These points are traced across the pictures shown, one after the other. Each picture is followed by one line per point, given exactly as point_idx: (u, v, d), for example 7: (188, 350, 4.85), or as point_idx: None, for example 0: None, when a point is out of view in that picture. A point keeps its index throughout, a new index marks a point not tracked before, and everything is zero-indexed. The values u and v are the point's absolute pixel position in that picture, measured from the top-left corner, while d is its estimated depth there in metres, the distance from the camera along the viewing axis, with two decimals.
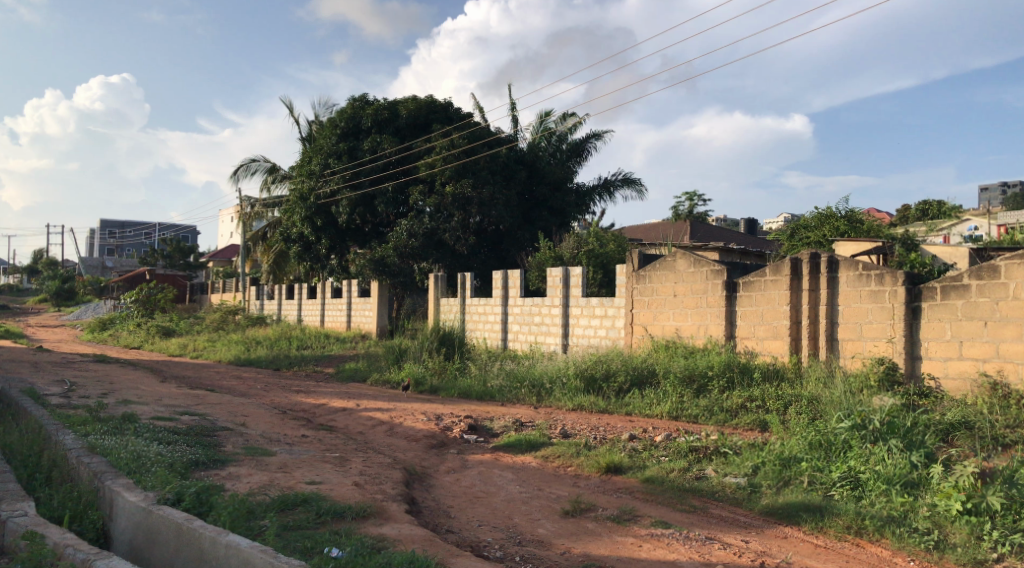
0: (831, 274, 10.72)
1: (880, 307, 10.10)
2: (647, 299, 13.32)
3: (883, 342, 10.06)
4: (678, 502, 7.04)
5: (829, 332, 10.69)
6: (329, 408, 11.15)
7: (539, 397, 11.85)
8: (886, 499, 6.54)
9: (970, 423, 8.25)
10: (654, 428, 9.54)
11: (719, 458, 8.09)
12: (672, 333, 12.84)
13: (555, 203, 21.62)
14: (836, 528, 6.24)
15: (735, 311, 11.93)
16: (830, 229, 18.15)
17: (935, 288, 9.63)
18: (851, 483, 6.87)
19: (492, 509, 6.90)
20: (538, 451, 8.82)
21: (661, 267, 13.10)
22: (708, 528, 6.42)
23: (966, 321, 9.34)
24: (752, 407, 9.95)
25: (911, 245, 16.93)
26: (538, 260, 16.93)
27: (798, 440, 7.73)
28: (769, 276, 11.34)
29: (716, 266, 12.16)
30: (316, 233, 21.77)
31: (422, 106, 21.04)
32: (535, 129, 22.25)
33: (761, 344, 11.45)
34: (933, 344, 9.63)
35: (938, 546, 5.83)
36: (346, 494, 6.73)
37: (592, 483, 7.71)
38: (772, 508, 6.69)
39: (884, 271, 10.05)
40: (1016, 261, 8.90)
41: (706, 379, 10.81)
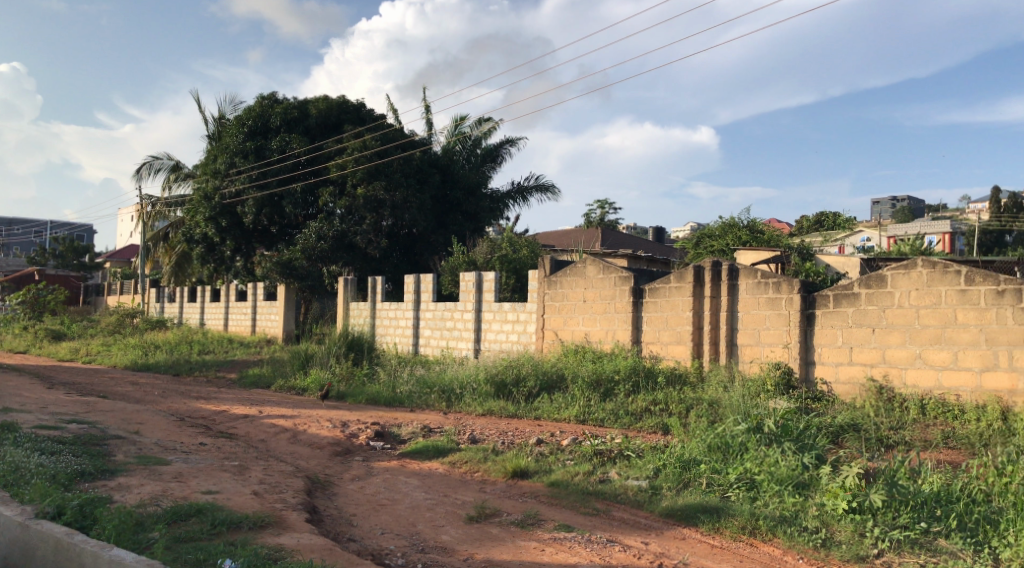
0: (732, 281, 11.09)
1: (777, 314, 10.50)
2: (558, 304, 13.45)
3: (780, 348, 10.46)
4: (581, 506, 7.13)
5: (729, 338, 11.06)
6: (229, 415, 10.80)
7: (448, 402, 11.78)
8: (778, 500, 6.77)
9: (858, 425, 8.68)
10: (561, 432, 9.61)
11: (622, 461, 8.24)
12: (581, 338, 13.01)
13: (469, 208, 21.46)
14: (732, 528, 6.43)
15: (642, 317, 12.18)
16: (733, 238, 18.85)
17: (827, 296, 10.07)
18: (747, 485, 7.09)
19: (396, 517, 6.82)
20: (445, 456, 8.78)
21: (571, 273, 13.26)
22: (609, 530, 6.53)
23: (856, 327, 9.79)
24: (655, 410, 10.19)
25: (807, 254, 17.70)
26: (451, 264, 16.84)
27: (697, 443, 7.97)
28: (673, 283, 11.65)
29: (623, 273, 12.40)
30: (220, 234, 21.08)
31: (333, 106, 20.77)
32: (449, 133, 22.17)
33: (666, 349, 11.75)
34: (825, 350, 10.07)
35: (825, 543, 6.07)
36: (243, 503, 6.53)
37: (498, 488, 7.72)
38: (672, 510, 6.85)
39: (781, 279, 10.46)
40: (901, 271, 9.42)
41: (612, 383, 11.03)
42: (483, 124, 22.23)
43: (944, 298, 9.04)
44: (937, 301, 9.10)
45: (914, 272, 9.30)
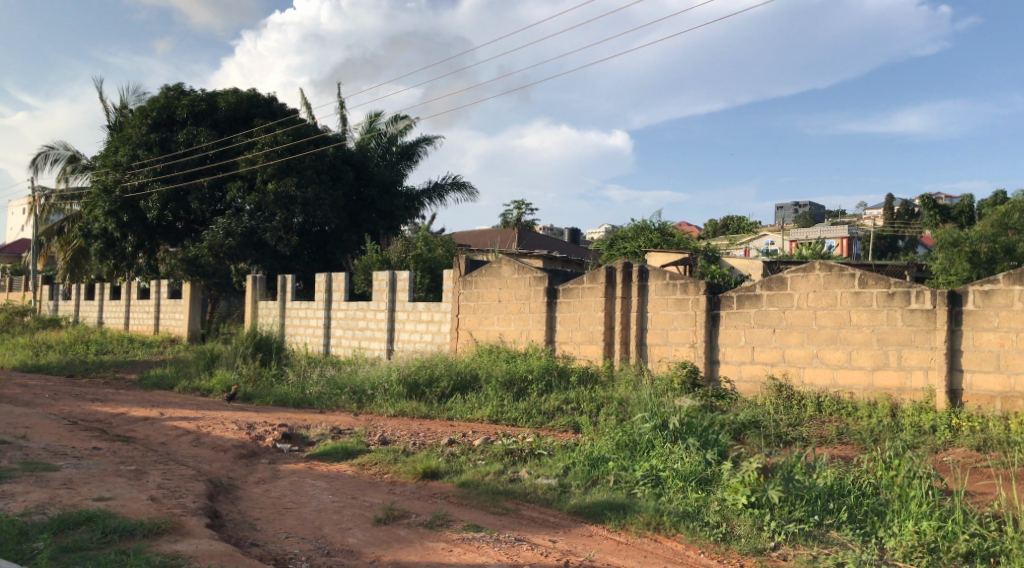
0: (642, 282, 11.32)
1: (684, 315, 10.78)
2: (473, 304, 13.43)
3: (686, 347, 10.75)
4: (491, 505, 7.15)
5: (639, 338, 11.29)
6: (127, 418, 10.36)
7: (360, 403, 11.60)
8: (682, 495, 6.95)
9: (759, 422, 8.98)
10: (473, 432, 9.61)
11: (532, 460, 8.29)
12: (496, 338, 13.03)
13: (383, 206, 21.18)
14: (637, 524, 6.55)
15: (555, 317, 12.29)
16: (645, 241, 19.25)
17: (731, 297, 10.41)
18: (652, 481, 7.25)
19: (302, 520, 6.67)
20: (354, 458, 8.66)
21: (486, 272, 13.27)
22: (518, 529, 6.56)
23: (758, 327, 10.15)
24: (567, 408, 10.30)
25: (714, 257, 18.25)
26: (364, 263, 16.57)
27: (606, 440, 8.10)
28: (586, 283, 11.81)
29: (537, 273, 12.48)
30: (121, 229, 20.00)
31: (243, 100, 20.05)
32: (364, 130, 21.87)
33: (578, 348, 11.90)
34: (729, 349, 10.39)
35: (725, 538, 6.24)
36: (139, 510, 6.26)
37: (408, 489, 7.65)
38: (580, 507, 6.93)
39: (688, 281, 10.74)
40: (800, 274, 9.80)
41: (525, 382, 11.10)
42: (399, 123, 22.04)
43: (839, 300, 9.45)
44: (832, 303, 9.51)
45: (812, 275, 9.68)
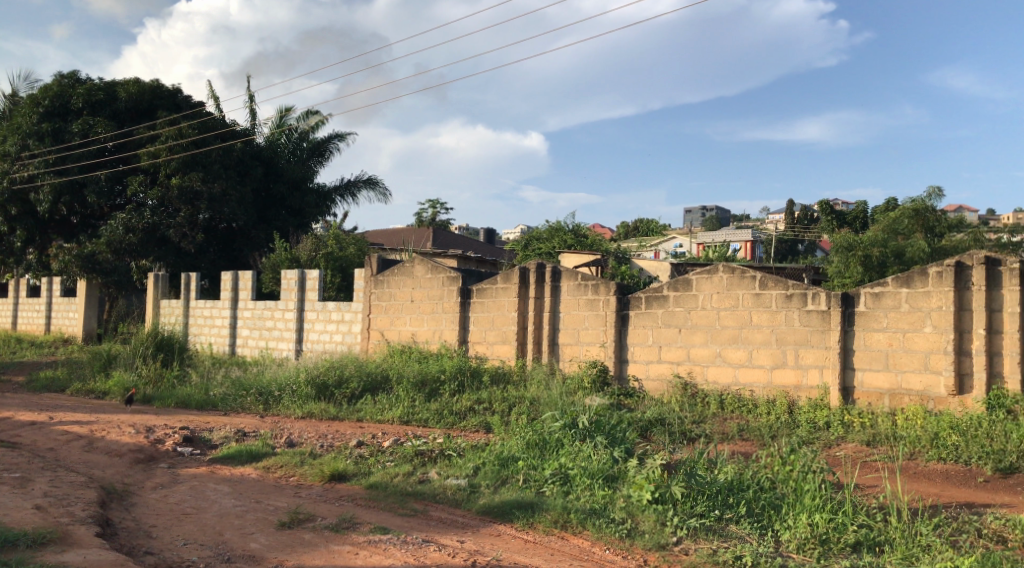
0: (555, 282, 11.43)
1: (594, 315, 10.95)
2: (385, 304, 13.28)
3: (597, 347, 10.92)
4: (399, 507, 7.08)
5: (551, 338, 11.41)
6: (13, 423, 9.78)
7: (266, 405, 11.30)
8: (590, 493, 7.04)
9: (665, 419, 9.21)
10: (383, 433, 9.50)
11: (442, 460, 8.26)
12: (408, 338, 12.92)
13: (293, 203, 20.79)
14: (545, 522, 6.61)
15: (469, 317, 12.28)
16: (559, 241, 19.46)
17: (640, 298, 10.63)
18: (561, 479, 7.32)
19: (201, 526, 6.45)
20: (259, 461, 8.43)
21: (398, 272, 13.14)
22: (425, 531, 6.51)
23: (664, 327, 10.40)
24: (479, 409, 10.28)
25: (624, 258, 18.62)
26: (273, 261, 16.14)
27: (516, 440, 8.14)
28: (500, 283, 11.85)
29: (451, 273, 12.43)
30: (9, 222, 19.18)
31: (145, 90, 19.32)
32: (273, 124, 21.32)
33: (492, 348, 11.93)
34: (637, 348, 10.62)
35: (630, 534, 6.34)
36: (23, 519, 5.93)
37: (314, 492, 7.50)
38: (489, 507, 6.95)
39: (599, 281, 10.92)
40: (704, 275, 10.09)
41: (437, 383, 11.04)
42: (311, 118, 21.60)
43: (741, 301, 9.78)
44: (735, 304, 9.83)
45: (716, 276, 9.99)
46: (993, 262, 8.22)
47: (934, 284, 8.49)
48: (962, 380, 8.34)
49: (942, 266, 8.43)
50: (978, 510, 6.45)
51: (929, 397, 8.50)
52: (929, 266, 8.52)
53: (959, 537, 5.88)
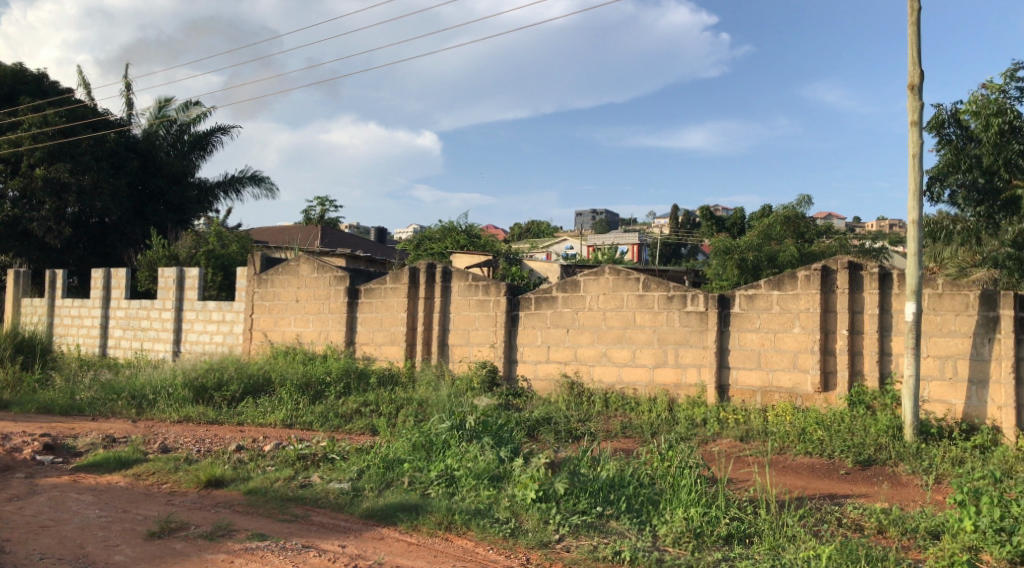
0: (445, 283, 11.39)
1: (485, 315, 10.98)
2: (268, 304, 12.89)
3: (486, 347, 10.95)
4: (279, 512, 6.87)
5: (441, 338, 11.37)
6: None
7: (139, 409, 10.73)
8: (475, 493, 7.04)
9: (551, 418, 9.33)
10: (264, 437, 9.19)
11: (326, 464, 8.06)
12: (293, 339, 12.59)
13: (172, 198, 19.83)
14: (429, 524, 6.56)
15: (356, 317, 12.07)
16: (451, 241, 19.40)
17: (530, 299, 10.73)
18: (446, 481, 7.30)
19: (61, 539, 6.05)
20: (128, 468, 7.99)
21: (283, 271, 12.77)
22: (305, 536, 6.34)
23: (553, 328, 10.55)
24: (366, 411, 10.10)
25: (515, 259, 18.78)
26: (149, 258, 15.34)
27: (402, 441, 8.06)
28: (389, 284, 11.72)
29: (338, 272, 12.18)
30: None
31: (6, 74, 18.11)
32: (151, 115, 20.30)
33: (380, 349, 11.78)
34: (526, 349, 10.72)
35: (514, 533, 6.38)
36: None
37: (188, 500, 7.17)
38: (372, 511, 6.84)
39: (489, 282, 10.95)
40: (591, 277, 10.29)
41: (322, 385, 10.78)
42: (191, 109, 20.53)
43: (625, 302, 10.03)
44: (620, 305, 10.07)
45: (603, 278, 10.20)
46: (856, 266, 8.74)
47: (803, 286, 8.96)
48: (827, 378, 8.85)
49: (810, 270, 8.91)
50: (838, 500, 6.85)
51: (797, 394, 8.98)
52: (798, 269, 8.99)
53: (821, 527, 6.21)
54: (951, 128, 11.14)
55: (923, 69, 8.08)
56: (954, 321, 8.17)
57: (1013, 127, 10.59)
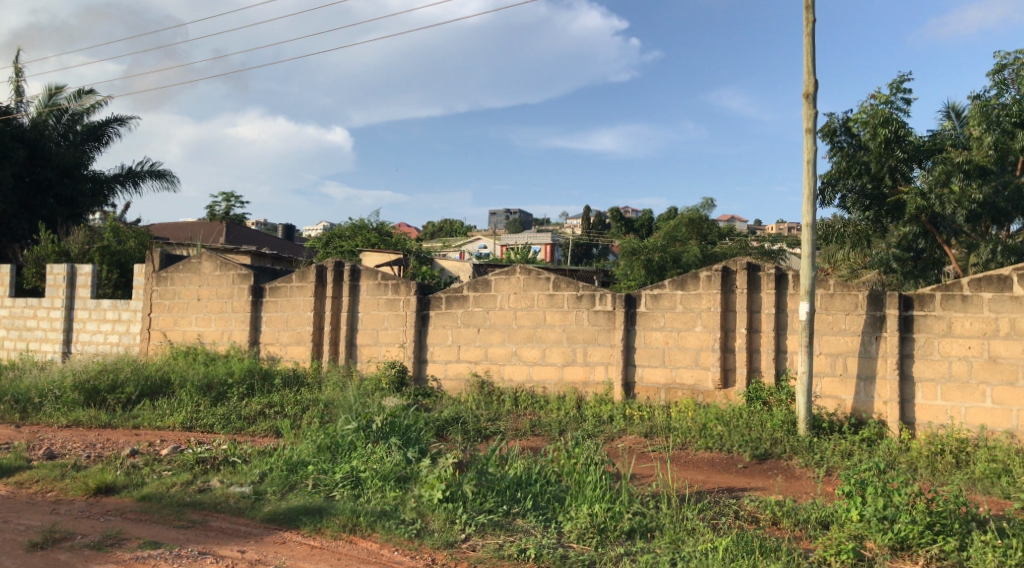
0: (353, 282, 11.21)
1: (394, 315, 10.86)
2: (168, 303, 12.41)
3: (396, 347, 10.84)
4: (175, 519, 6.61)
5: (348, 338, 11.19)
6: None
7: (23, 414, 10.15)
8: (381, 495, 6.95)
9: (460, 418, 9.30)
10: (161, 441, 8.82)
11: (226, 468, 7.80)
12: (193, 339, 12.16)
13: (63, 190, 18.76)
14: (333, 527, 6.44)
15: (260, 316, 11.76)
16: (361, 240, 19.14)
17: (440, 298, 10.66)
18: (352, 482, 7.19)
19: None
20: (10, 477, 7.54)
21: (184, 268, 12.31)
22: (202, 543, 6.12)
23: (463, 327, 10.53)
24: (270, 412, 9.84)
25: (426, 259, 18.67)
26: (37, 254, 14.42)
27: (307, 444, 7.88)
28: (295, 282, 11.45)
29: (242, 270, 11.83)
30: None
31: None
32: (40, 103, 19.19)
33: (285, 349, 11.50)
34: (436, 348, 10.66)
35: (419, 534, 6.33)
36: None
37: (75, 508, 6.82)
38: (274, 514, 6.67)
39: (399, 281, 10.84)
40: (502, 276, 10.32)
41: (225, 387, 10.44)
42: (84, 98, 19.58)
43: (536, 302, 10.10)
44: (530, 305, 10.13)
45: (514, 277, 10.24)
46: (754, 267, 9.05)
47: (705, 286, 9.22)
48: (726, 375, 9.15)
49: (712, 271, 9.18)
50: (736, 494, 7.09)
51: (699, 391, 9.25)
52: (701, 270, 9.25)
53: (719, 520, 6.40)
54: (842, 136, 11.66)
55: (817, 79, 8.44)
56: (845, 320, 8.57)
57: (898, 136, 11.22)
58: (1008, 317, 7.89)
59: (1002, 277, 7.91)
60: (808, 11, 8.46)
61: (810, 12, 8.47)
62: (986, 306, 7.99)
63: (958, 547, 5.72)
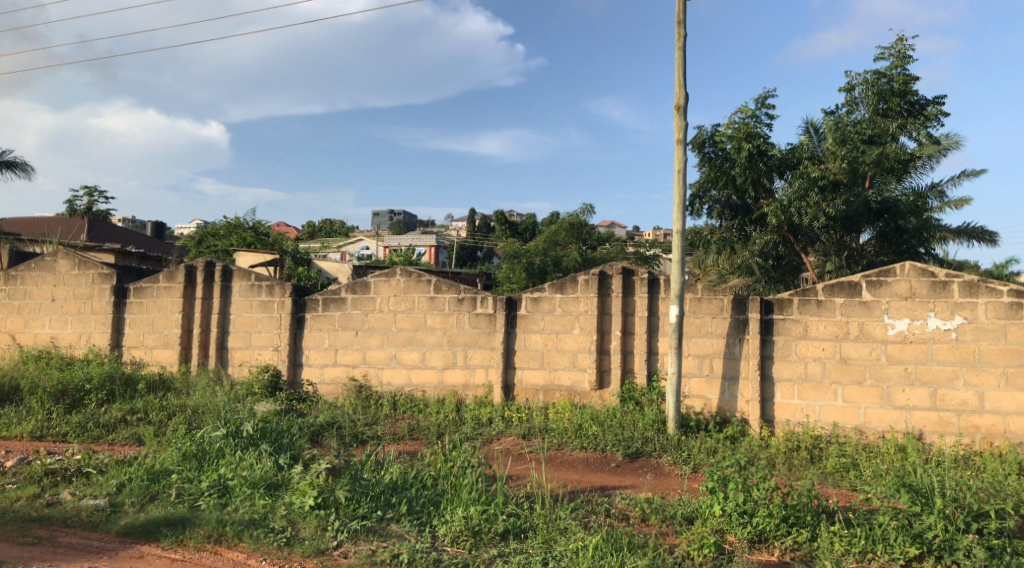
0: (225, 282, 10.78)
1: (268, 317, 10.52)
2: (17, 303, 11.58)
3: (270, 350, 10.51)
4: (19, 535, 6.15)
5: (219, 341, 10.75)
6: None
7: None
8: (249, 503, 6.69)
9: (336, 423, 9.09)
10: (6, 453, 8.18)
11: (79, 480, 7.32)
12: (47, 342, 11.39)
13: None
14: (196, 538, 6.17)
15: (122, 318, 11.14)
16: (236, 239, 18.45)
17: (317, 300, 10.41)
18: (218, 491, 6.89)
19: None
20: None
21: (37, 267, 11.53)
22: (49, 561, 5.72)
23: (341, 330, 10.32)
24: (132, 420, 9.30)
25: (303, 260, 18.22)
26: None
27: (171, 452, 7.51)
28: (162, 282, 10.92)
29: (103, 270, 11.16)
30: None
31: None
32: None
33: (150, 353, 10.95)
34: (312, 352, 10.41)
35: (289, 542, 6.15)
36: None
37: None
38: (131, 527, 6.31)
39: (274, 282, 10.51)
40: (382, 278, 10.17)
41: (81, 393, 9.79)
42: None
43: (416, 304, 10.03)
44: (410, 307, 10.05)
45: (394, 280, 10.12)
46: (628, 272, 9.33)
47: (583, 290, 9.42)
48: (602, 376, 9.37)
49: (589, 275, 9.39)
50: (608, 492, 7.26)
51: (576, 392, 9.44)
52: (579, 274, 9.44)
53: (590, 519, 6.55)
54: (710, 148, 12.20)
55: (688, 91, 8.79)
56: (711, 323, 8.97)
57: (762, 150, 11.79)
58: (857, 321, 8.46)
59: (851, 284, 8.48)
60: (679, 25, 8.80)
61: (682, 27, 8.81)
62: (837, 310, 8.54)
63: (810, 538, 6.06)
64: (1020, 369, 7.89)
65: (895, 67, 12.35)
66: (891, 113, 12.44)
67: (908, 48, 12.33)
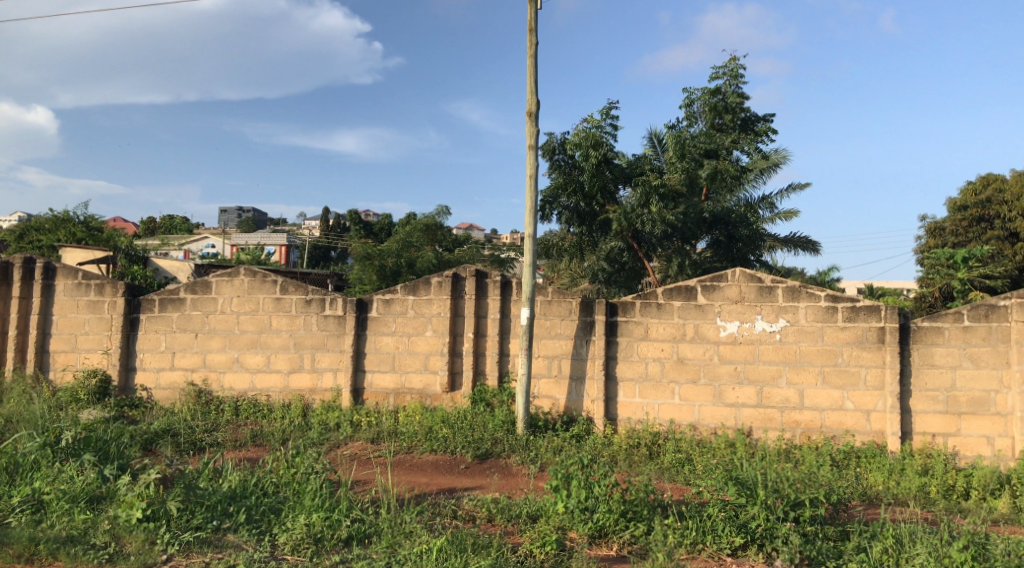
0: (47, 281, 9.96)
1: (98, 318, 9.81)
2: None
3: (98, 354, 9.80)
4: None
5: (40, 344, 9.93)
6: None
7: None
8: (67, 519, 6.20)
9: (172, 430, 8.60)
10: None
11: None
12: None
13: None
14: (3, 559, 5.67)
15: None
16: (65, 234, 17.15)
17: (153, 301, 9.81)
18: (32, 507, 6.35)
19: None
20: None
21: None
22: None
23: (179, 332, 9.78)
24: None
25: (139, 257, 17.16)
26: None
27: None
28: None
29: None
30: None
31: None
32: None
33: None
34: (147, 355, 9.80)
35: (112, 558, 5.77)
36: None
37: None
38: None
39: (105, 281, 9.81)
40: (225, 278, 9.72)
41: None
42: None
43: (261, 305, 9.66)
44: (255, 308, 9.67)
45: (237, 280, 9.71)
46: (482, 275, 9.40)
47: (436, 292, 9.41)
48: (453, 378, 9.39)
49: (442, 277, 9.38)
50: (455, 494, 7.29)
51: (427, 394, 9.41)
52: (432, 275, 9.41)
53: (435, 521, 6.53)
54: (560, 155, 12.51)
55: (539, 98, 8.97)
56: (560, 325, 9.20)
57: (608, 159, 12.22)
58: (694, 323, 8.93)
59: (688, 288, 8.94)
60: (532, 33, 8.98)
61: (534, 35, 8.98)
62: (675, 313, 8.98)
63: (645, 531, 6.33)
64: (835, 368, 8.59)
65: (729, 85, 13.16)
66: (725, 128, 13.26)
67: (740, 68, 13.16)
